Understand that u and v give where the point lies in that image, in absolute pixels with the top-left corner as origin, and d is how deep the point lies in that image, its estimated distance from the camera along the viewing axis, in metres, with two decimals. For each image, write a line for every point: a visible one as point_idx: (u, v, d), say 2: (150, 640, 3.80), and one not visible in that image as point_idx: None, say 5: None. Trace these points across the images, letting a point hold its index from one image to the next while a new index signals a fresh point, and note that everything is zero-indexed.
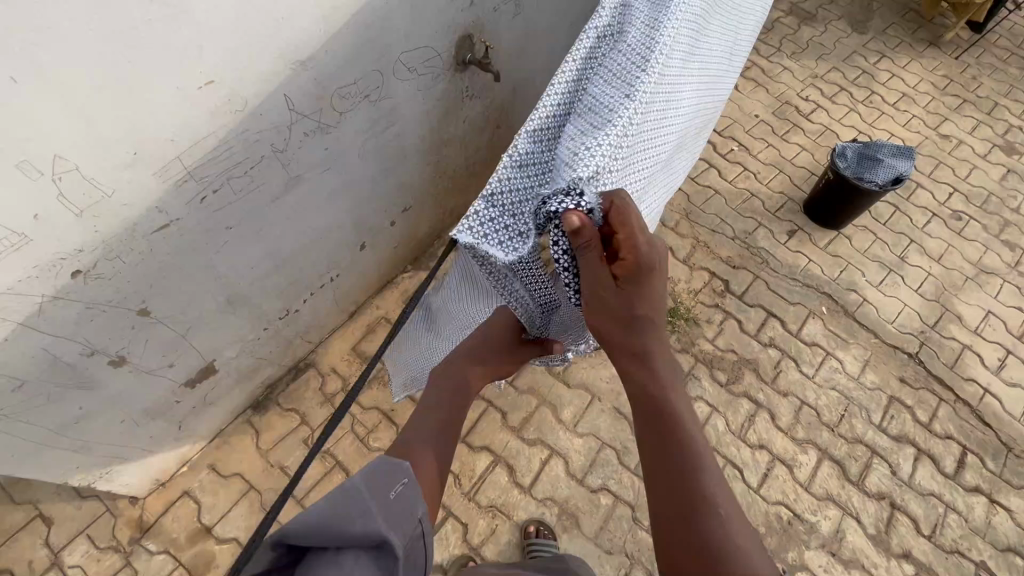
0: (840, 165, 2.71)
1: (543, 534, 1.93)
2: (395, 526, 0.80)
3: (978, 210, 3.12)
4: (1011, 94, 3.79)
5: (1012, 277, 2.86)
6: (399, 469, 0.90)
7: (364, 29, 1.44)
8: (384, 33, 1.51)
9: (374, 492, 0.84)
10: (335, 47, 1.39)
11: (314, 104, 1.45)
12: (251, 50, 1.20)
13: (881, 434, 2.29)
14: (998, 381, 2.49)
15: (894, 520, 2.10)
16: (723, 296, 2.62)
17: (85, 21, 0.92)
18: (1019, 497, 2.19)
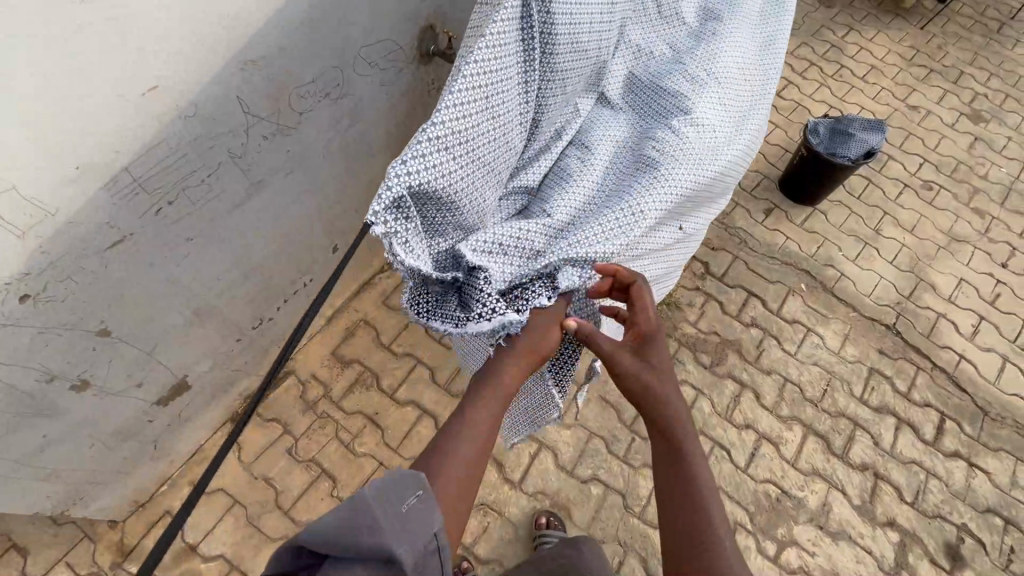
0: (812, 141, 2.72)
1: (553, 525, 1.93)
2: (408, 541, 0.73)
3: (947, 179, 3.17)
4: (976, 62, 3.84)
5: (982, 243, 2.92)
6: (419, 478, 0.80)
7: (319, 23, 1.38)
8: (340, 25, 1.44)
9: (391, 502, 0.75)
10: (287, 42, 1.33)
11: (272, 105, 1.39)
12: (199, 50, 1.14)
13: (863, 406, 2.33)
14: (972, 347, 2.54)
15: (879, 489, 2.15)
16: (704, 279, 2.62)
17: (10, 26, 0.86)
18: (995, 459, 2.25)
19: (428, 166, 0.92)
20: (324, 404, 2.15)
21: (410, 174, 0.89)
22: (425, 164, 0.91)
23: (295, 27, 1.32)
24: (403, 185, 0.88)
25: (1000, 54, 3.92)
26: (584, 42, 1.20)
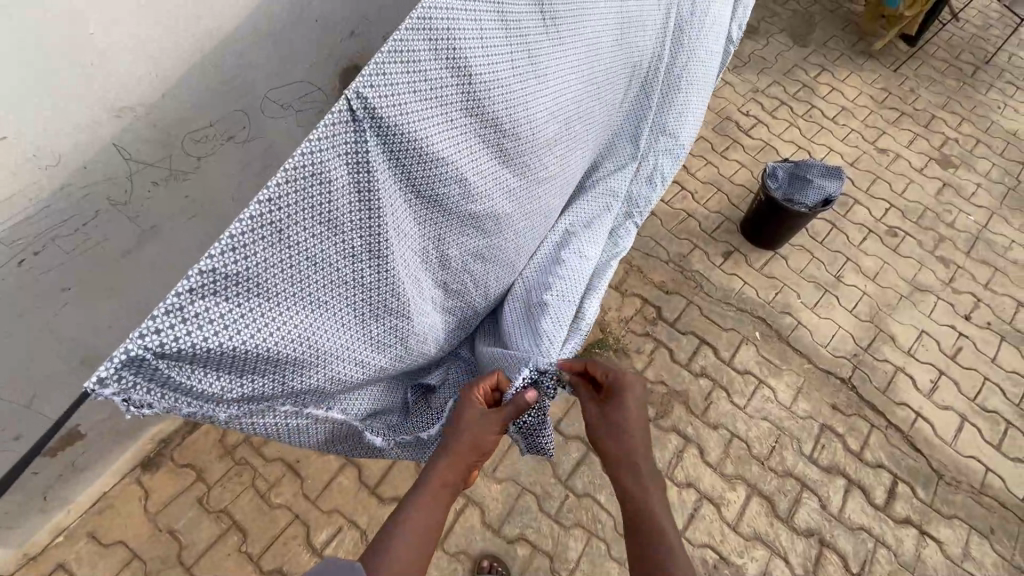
0: (770, 186, 2.67)
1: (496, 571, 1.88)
2: None
3: (914, 226, 3.11)
4: (948, 106, 3.82)
5: (946, 293, 2.85)
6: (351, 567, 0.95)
7: (217, 68, 1.33)
8: (245, 68, 1.39)
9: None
10: (178, 80, 1.26)
11: (163, 142, 1.31)
12: (50, 84, 1.05)
13: (812, 466, 2.23)
14: (929, 404, 2.46)
15: (823, 558, 2.04)
16: (655, 324, 2.55)
17: None
18: (948, 527, 2.15)
19: (188, 321, 0.80)
20: (243, 448, 2.05)
21: (158, 334, 0.78)
22: (188, 317, 0.80)
23: (184, 65, 1.25)
24: (144, 350, 0.77)
25: (973, 99, 3.90)
26: (434, 131, 1.04)
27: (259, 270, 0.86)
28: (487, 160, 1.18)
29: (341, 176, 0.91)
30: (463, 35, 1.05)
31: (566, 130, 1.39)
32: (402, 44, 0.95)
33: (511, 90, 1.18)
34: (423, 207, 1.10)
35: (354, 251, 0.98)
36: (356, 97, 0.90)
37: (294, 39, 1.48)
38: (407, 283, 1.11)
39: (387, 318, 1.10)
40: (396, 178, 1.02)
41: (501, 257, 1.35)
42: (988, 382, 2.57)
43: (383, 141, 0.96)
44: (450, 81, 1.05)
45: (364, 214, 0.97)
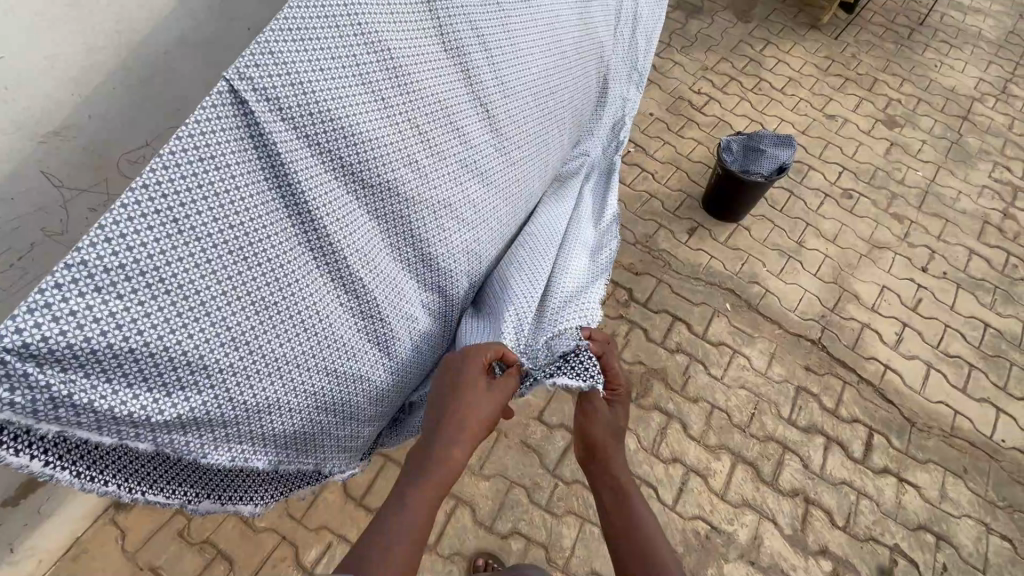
0: (726, 160, 2.72)
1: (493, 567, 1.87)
2: None
3: (867, 186, 3.21)
4: (889, 68, 3.96)
5: (903, 249, 2.95)
6: None
7: (145, 65, 1.28)
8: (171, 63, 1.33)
9: None
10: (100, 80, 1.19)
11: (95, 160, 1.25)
12: None
13: (791, 428, 2.28)
14: (896, 356, 2.54)
15: (810, 515, 2.09)
16: (627, 306, 2.57)
17: None
18: (924, 472, 2.23)
19: (65, 318, 0.72)
20: None
21: (23, 332, 0.69)
22: (60, 316, 0.72)
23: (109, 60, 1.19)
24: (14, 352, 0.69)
25: (911, 60, 4.04)
26: (345, 104, 1.00)
27: (149, 261, 0.79)
28: (417, 134, 1.13)
29: (232, 159, 0.88)
30: (364, 12, 1.05)
31: (521, 107, 1.37)
32: (292, 23, 0.95)
33: (430, 66, 1.16)
34: (350, 187, 1.03)
35: (261, 239, 0.91)
36: (240, 77, 0.88)
37: (224, 43, 1.45)
38: (340, 273, 1.02)
39: (323, 314, 1.01)
40: (307, 156, 0.96)
41: (481, 246, 1.30)
42: (949, 329, 2.67)
43: (283, 120, 0.93)
44: (353, 55, 1.02)
45: (265, 197, 0.92)
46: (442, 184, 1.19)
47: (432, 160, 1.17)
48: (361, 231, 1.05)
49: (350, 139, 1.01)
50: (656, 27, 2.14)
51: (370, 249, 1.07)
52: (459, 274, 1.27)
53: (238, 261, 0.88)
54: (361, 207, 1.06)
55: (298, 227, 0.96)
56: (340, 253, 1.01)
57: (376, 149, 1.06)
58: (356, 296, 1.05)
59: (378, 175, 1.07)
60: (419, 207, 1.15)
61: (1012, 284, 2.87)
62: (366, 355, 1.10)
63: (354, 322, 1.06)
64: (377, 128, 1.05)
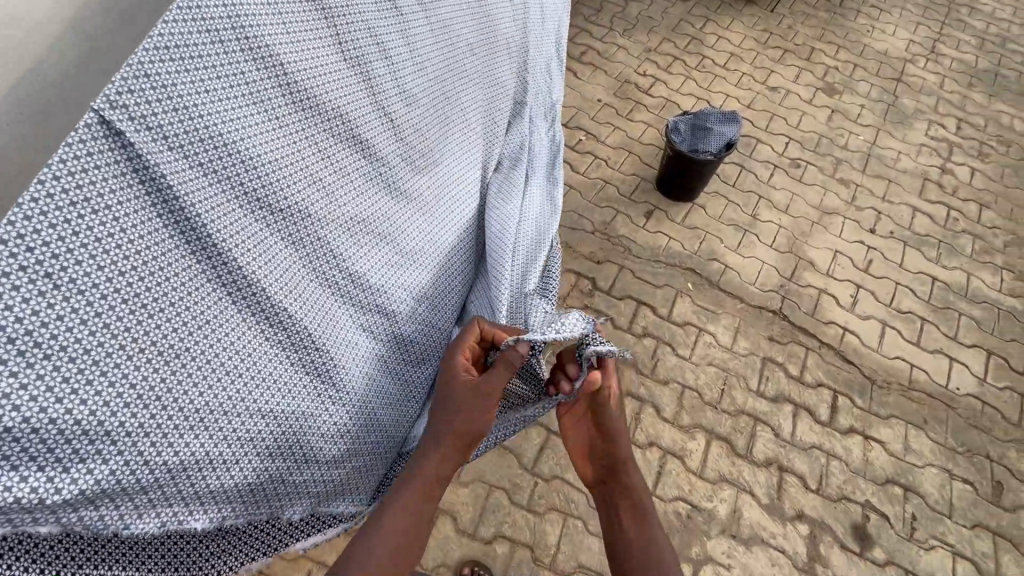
0: (675, 140, 2.73)
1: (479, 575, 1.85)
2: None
3: (812, 154, 3.29)
4: (824, 37, 4.05)
5: (851, 212, 3.03)
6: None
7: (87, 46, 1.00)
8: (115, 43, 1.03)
9: None
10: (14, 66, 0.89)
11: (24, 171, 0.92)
12: None
13: (760, 399, 2.33)
14: (854, 318, 2.62)
15: (784, 483, 2.14)
16: (591, 295, 2.57)
17: None
18: (887, 427, 2.31)
19: None
20: None
21: None
22: None
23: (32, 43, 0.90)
24: None
25: (844, 27, 4.15)
26: (241, 131, 0.96)
27: (29, 325, 0.73)
28: (325, 152, 1.10)
29: (114, 199, 0.81)
30: (255, 20, 0.98)
31: (424, 113, 1.38)
32: (170, 39, 0.87)
33: (329, 75, 1.11)
34: (255, 214, 0.99)
35: (159, 282, 0.86)
36: (109, 101, 0.80)
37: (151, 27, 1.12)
38: (255, 306, 0.99)
39: (240, 351, 0.97)
40: (202, 185, 0.91)
41: (410, 258, 1.32)
42: (900, 286, 2.76)
43: (170, 147, 0.87)
44: (245, 73, 0.97)
45: (160, 236, 0.87)
46: (354, 202, 1.18)
47: (342, 178, 1.15)
48: (273, 259, 1.01)
49: (250, 167, 0.97)
50: (563, 20, 2.24)
51: (287, 276, 1.04)
52: (394, 289, 1.26)
53: (136, 312, 0.83)
54: (273, 235, 1.02)
55: (203, 265, 0.92)
56: (254, 286, 0.98)
57: (282, 173, 1.02)
58: (278, 327, 1.02)
59: (287, 201, 1.04)
60: (335, 227, 1.13)
61: (954, 237, 3.00)
62: (298, 386, 1.06)
63: (279, 355, 1.03)
64: (276, 149, 1.02)
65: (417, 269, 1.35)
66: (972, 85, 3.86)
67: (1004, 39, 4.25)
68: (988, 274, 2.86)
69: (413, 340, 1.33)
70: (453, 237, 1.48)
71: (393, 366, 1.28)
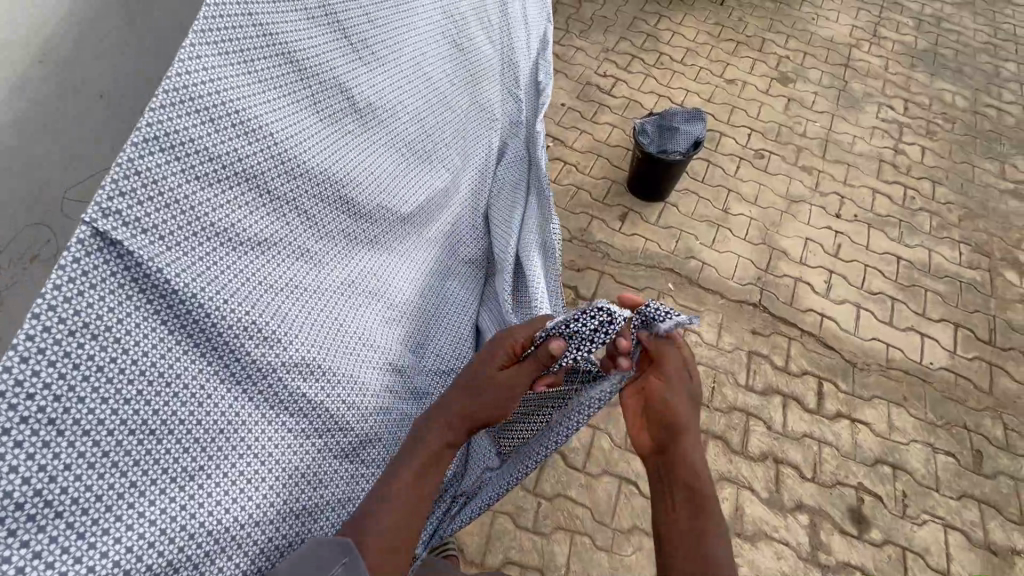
0: (643, 143, 2.75)
1: None
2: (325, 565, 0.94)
3: (774, 144, 3.36)
4: (773, 27, 4.15)
5: (816, 199, 3.11)
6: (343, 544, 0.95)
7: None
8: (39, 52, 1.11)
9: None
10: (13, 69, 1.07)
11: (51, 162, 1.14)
12: None
13: (750, 393, 2.36)
14: (830, 303, 2.69)
15: (781, 475, 2.18)
16: (576, 304, 2.56)
17: None
18: (872, 408, 2.38)
19: None
20: None
21: None
22: None
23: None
24: None
25: (791, 16, 4.27)
26: (233, 221, 0.95)
27: (43, 479, 0.74)
28: (313, 225, 1.11)
29: (117, 321, 0.81)
30: (239, 98, 0.95)
31: (403, 162, 1.37)
32: (158, 129, 0.84)
33: (314, 141, 1.10)
34: (257, 296, 0.98)
35: (168, 400, 0.87)
36: (102, 210, 0.78)
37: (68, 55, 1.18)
38: (265, 396, 0.99)
39: (257, 448, 0.98)
40: (203, 280, 0.90)
41: (402, 312, 1.33)
42: (869, 268, 2.85)
43: (166, 249, 0.85)
44: (235, 156, 0.95)
45: (164, 348, 0.86)
46: (346, 268, 1.19)
47: (332, 247, 1.16)
48: (282, 342, 1.01)
49: (245, 257, 0.97)
50: (547, 18, 2.19)
51: (298, 356, 1.03)
52: (394, 346, 1.27)
53: (149, 436, 0.85)
54: (277, 316, 1.01)
55: (209, 366, 0.92)
56: (262, 376, 0.98)
57: (275, 256, 1.03)
58: (290, 412, 1.03)
59: (283, 283, 1.03)
60: (332, 297, 1.13)
61: (913, 216, 3.11)
62: (315, 468, 1.07)
63: (294, 440, 1.03)
64: (267, 231, 1.01)
65: (412, 315, 1.35)
66: (913, 65, 4.03)
67: (938, 18, 4.45)
68: (948, 249, 2.98)
69: (422, 390, 1.32)
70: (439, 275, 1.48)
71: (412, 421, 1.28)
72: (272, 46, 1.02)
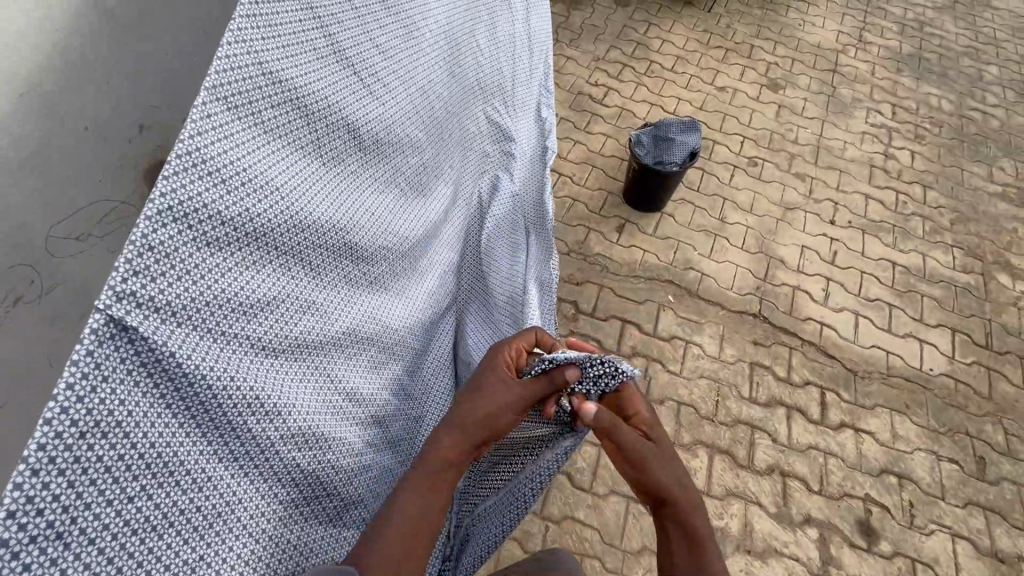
0: (639, 154, 2.73)
1: None
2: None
3: (767, 151, 3.36)
4: (761, 33, 4.18)
5: (811, 206, 3.12)
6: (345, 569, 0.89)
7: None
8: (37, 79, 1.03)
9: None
10: (13, 77, 0.99)
11: (53, 177, 1.04)
12: None
13: (754, 405, 2.35)
14: (829, 311, 2.69)
15: (789, 488, 2.16)
16: (576, 319, 2.53)
17: None
18: (875, 417, 2.38)
19: None
20: None
21: None
22: None
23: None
24: None
25: (778, 22, 4.30)
26: (246, 286, 0.86)
27: None
28: (320, 278, 1.03)
29: (126, 413, 0.70)
30: (250, 150, 0.86)
31: (403, 198, 1.29)
32: (172, 197, 0.75)
33: (320, 188, 1.02)
34: (266, 366, 0.90)
35: (171, 489, 0.76)
36: (115, 295, 0.68)
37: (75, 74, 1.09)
38: (266, 473, 0.89)
39: (254, 529, 0.87)
40: (215, 357, 0.80)
41: (391, 357, 1.25)
42: (865, 275, 2.86)
43: (179, 328, 0.76)
44: (250, 216, 0.85)
45: (176, 436, 0.76)
46: (352, 320, 1.11)
47: (339, 299, 1.08)
48: (285, 414, 0.92)
49: (257, 324, 0.88)
50: (550, 35, 2.13)
51: (299, 426, 0.94)
52: (381, 396, 1.20)
53: (156, 533, 0.75)
54: (286, 384, 0.93)
55: (220, 449, 0.82)
56: (272, 452, 0.90)
57: (288, 320, 0.94)
58: (294, 484, 0.95)
59: (294, 346, 0.95)
60: (335, 354, 1.06)
61: (906, 221, 3.14)
62: (307, 540, 0.98)
63: (294, 513, 0.95)
64: (276, 291, 0.92)
65: (398, 358, 1.28)
66: (899, 70, 4.07)
67: (921, 23, 4.51)
68: (941, 253, 3.01)
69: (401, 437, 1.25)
70: (425, 309, 1.41)
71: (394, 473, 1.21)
72: (285, 89, 0.92)
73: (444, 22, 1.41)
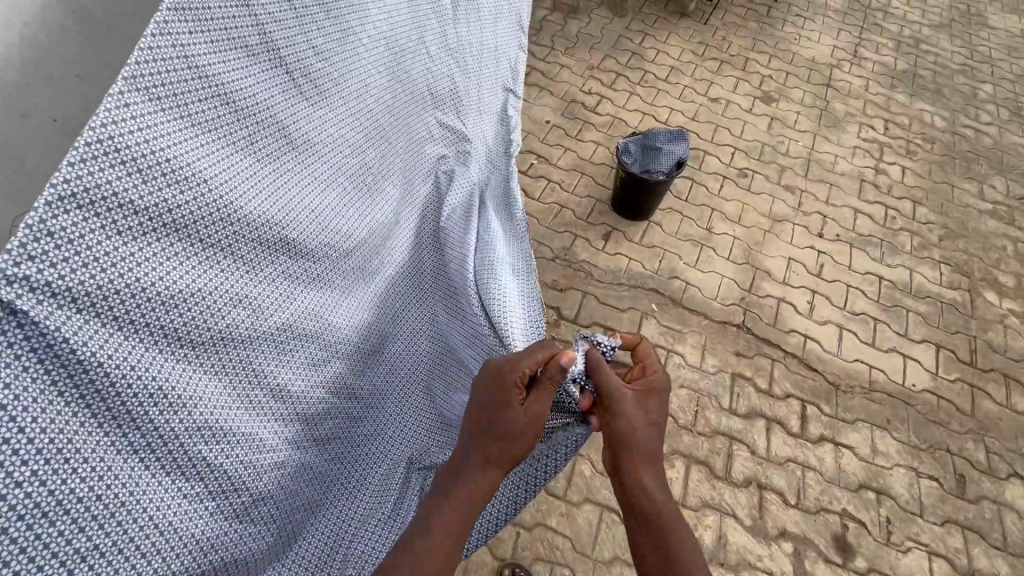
0: (627, 163, 2.73)
1: None
2: None
3: (758, 163, 3.37)
4: (757, 47, 4.20)
5: (799, 218, 3.12)
6: None
7: None
8: None
9: None
10: None
11: None
12: None
13: (733, 417, 2.33)
14: (813, 324, 2.68)
15: (765, 501, 2.14)
16: (557, 325, 2.52)
17: None
18: (855, 431, 2.36)
19: None
20: None
21: None
22: None
23: None
24: None
25: (774, 36, 4.32)
26: (159, 277, 0.87)
27: None
28: (249, 271, 1.02)
29: (13, 396, 0.70)
30: (169, 142, 0.87)
31: (348, 197, 1.29)
32: (77, 185, 0.76)
33: (253, 185, 1.02)
34: (178, 358, 0.90)
35: (69, 475, 0.76)
36: (6, 278, 0.68)
37: None
38: (169, 465, 0.90)
39: (154, 519, 0.88)
40: (119, 346, 0.81)
41: (334, 355, 1.24)
42: (851, 289, 2.85)
43: (79, 314, 0.77)
44: (164, 208, 0.87)
45: (74, 421, 0.77)
46: (286, 315, 1.10)
47: (271, 293, 1.07)
48: (195, 407, 0.92)
49: (171, 315, 0.89)
50: (520, 44, 2.20)
51: (209, 421, 0.95)
52: (317, 392, 1.19)
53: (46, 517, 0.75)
54: (199, 376, 0.93)
55: (121, 437, 0.83)
56: (179, 444, 0.90)
57: (207, 312, 0.94)
58: (201, 477, 0.95)
59: (211, 339, 0.95)
60: (262, 349, 1.05)
61: (895, 236, 3.13)
62: (209, 534, 0.98)
63: (201, 506, 0.95)
64: (194, 284, 0.92)
65: (343, 354, 1.27)
66: (893, 86, 4.09)
67: (917, 40, 4.53)
68: (929, 269, 3.00)
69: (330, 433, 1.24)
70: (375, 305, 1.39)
71: (315, 470, 1.21)
72: (211, 85, 0.94)
73: (390, 26, 1.44)
